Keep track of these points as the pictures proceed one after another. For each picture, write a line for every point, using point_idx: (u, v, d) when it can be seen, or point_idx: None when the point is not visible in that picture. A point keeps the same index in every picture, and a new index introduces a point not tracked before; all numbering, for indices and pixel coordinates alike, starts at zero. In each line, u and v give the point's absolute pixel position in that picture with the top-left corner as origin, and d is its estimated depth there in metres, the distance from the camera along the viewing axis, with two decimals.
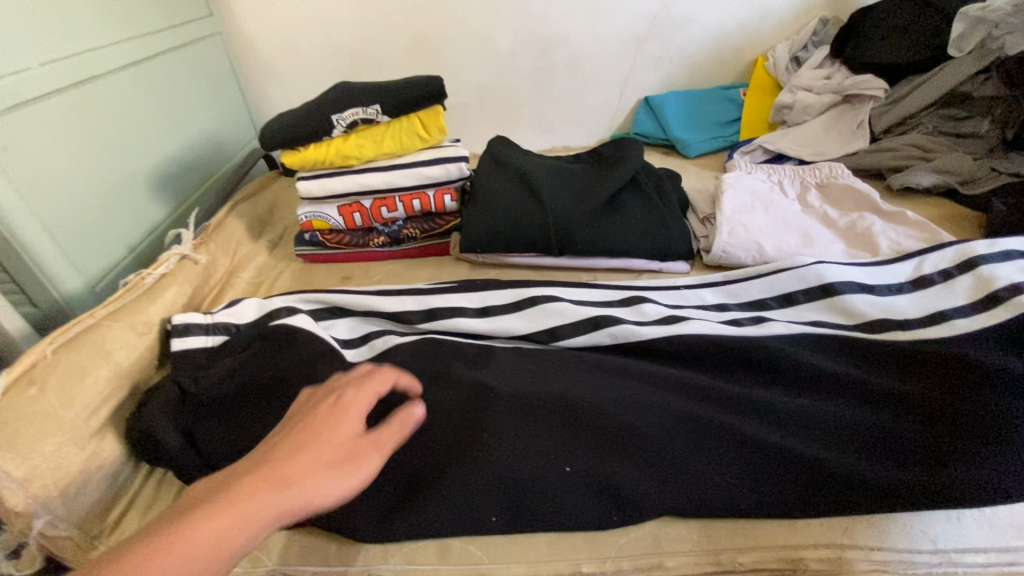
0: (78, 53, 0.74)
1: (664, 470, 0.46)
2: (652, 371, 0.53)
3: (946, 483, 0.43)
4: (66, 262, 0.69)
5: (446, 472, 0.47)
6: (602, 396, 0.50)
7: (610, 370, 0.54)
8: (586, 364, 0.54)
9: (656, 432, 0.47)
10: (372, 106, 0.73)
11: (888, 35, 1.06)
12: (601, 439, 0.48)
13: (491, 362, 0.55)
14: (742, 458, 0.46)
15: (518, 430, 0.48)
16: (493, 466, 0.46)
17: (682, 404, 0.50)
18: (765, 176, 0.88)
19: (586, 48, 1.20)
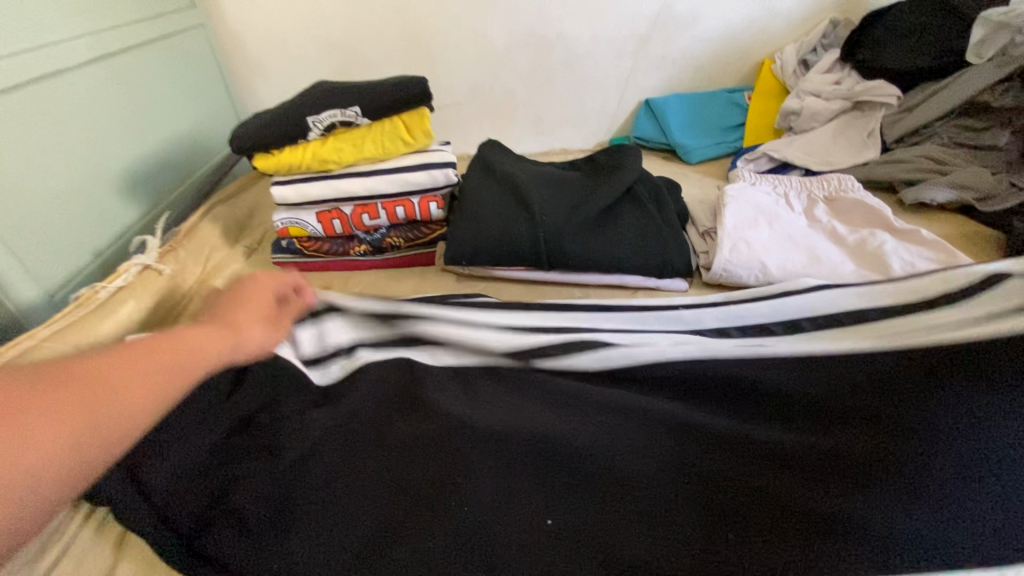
0: (42, 44, 0.70)
1: (652, 521, 0.42)
2: (640, 408, 0.49)
3: (969, 534, 0.39)
4: (21, 270, 0.65)
5: (413, 518, 0.42)
6: (582, 438, 0.47)
7: (595, 406, 0.50)
8: (570, 396, 0.51)
9: (640, 478, 0.44)
10: (351, 108, 0.69)
11: (902, 39, 1.01)
12: (582, 486, 0.44)
13: (472, 394, 0.53)
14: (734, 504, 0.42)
15: (491, 474, 0.45)
16: (464, 514, 0.42)
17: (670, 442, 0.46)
18: (770, 188, 0.83)
19: (585, 47, 1.15)
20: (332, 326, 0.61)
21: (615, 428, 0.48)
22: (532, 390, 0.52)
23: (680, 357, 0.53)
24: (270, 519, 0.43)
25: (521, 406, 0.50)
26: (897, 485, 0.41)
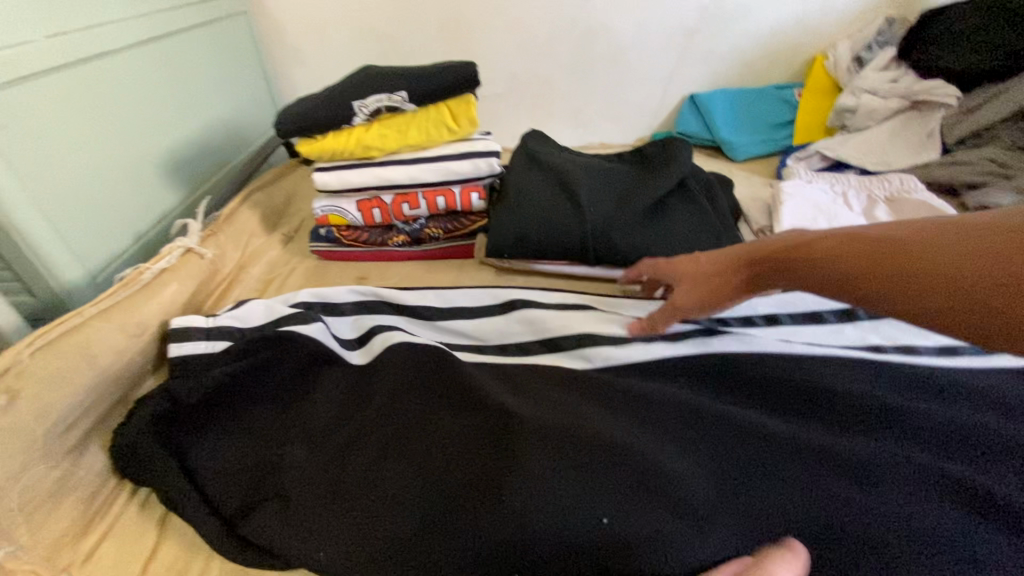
0: (92, 26, 0.70)
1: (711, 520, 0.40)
2: (679, 403, 0.48)
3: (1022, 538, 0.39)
4: (66, 249, 0.65)
5: (455, 505, 0.41)
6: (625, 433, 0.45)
7: (631, 401, 0.49)
8: (613, 393, 0.50)
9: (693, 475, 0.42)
10: (398, 93, 0.67)
11: (967, 35, 0.95)
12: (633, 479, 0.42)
13: (515, 386, 0.52)
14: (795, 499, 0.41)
15: (540, 464, 0.42)
16: (515, 502, 0.40)
17: (722, 440, 0.45)
18: (826, 186, 0.79)
19: (628, 40, 1.12)
20: (365, 316, 0.59)
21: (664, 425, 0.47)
22: (572, 388, 0.52)
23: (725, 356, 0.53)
24: (315, 500, 0.42)
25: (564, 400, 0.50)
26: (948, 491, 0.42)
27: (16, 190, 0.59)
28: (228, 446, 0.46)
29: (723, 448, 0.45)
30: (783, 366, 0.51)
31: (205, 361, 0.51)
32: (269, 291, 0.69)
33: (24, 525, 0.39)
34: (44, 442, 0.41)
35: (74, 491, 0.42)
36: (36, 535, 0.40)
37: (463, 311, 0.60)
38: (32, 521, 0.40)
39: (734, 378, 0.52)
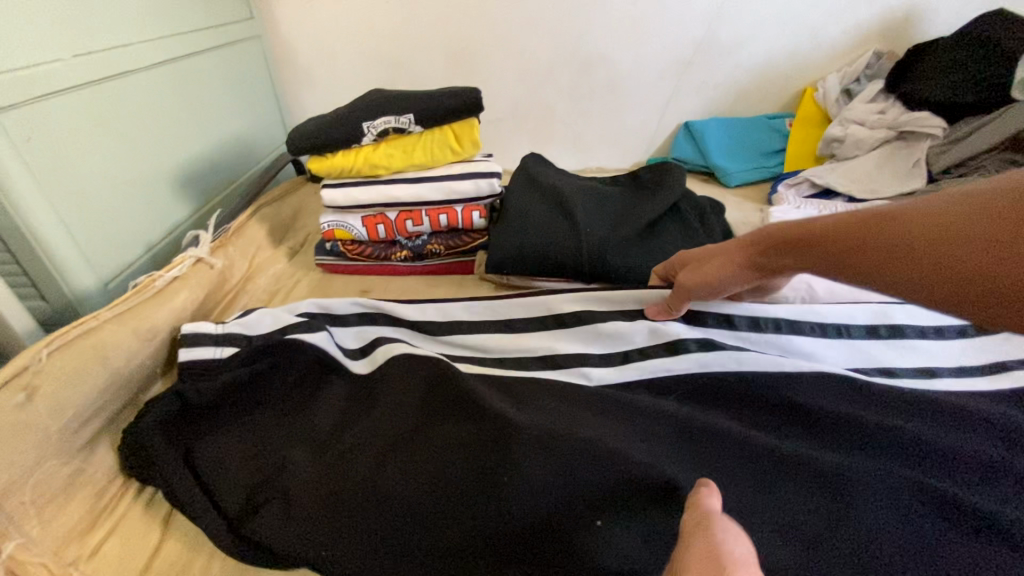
0: (115, 45, 0.73)
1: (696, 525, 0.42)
2: (667, 414, 0.51)
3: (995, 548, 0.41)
4: (81, 257, 0.67)
5: (451, 508, 0.43)
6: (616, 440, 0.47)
7: (623, 412, 0.51)
8: (619, 407, 0.52)
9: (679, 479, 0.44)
10: (405, 115, 0.71)
11: (950, 71, 1.00)
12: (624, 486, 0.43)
13: (511, 394, 0.54)
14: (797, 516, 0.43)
15: (534, 469, 0.44)
16: (508, 505, 0.42)
17: (725, 457, 0.47)
18: (815, 212, 0.82)
19: (626, 70, 1.17)
20: (369, 328, 0.61)
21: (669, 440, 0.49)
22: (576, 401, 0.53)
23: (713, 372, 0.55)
24: (315, 500, 0.44)
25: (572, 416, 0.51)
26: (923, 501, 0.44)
27: (37, 200, 0.61)
28: (233, 445, 0.48)
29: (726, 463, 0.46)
30: (769, 382, 0.53)
31: (209, 367, 0.53)
32: (274, 302, 0.71)
33: (36, 519, 0.41)
34: (57, 439, 0.43)
35: (83, 487, 0.44)
36: (46, 528, 0.41)
37: (462, 323, 0.62)
38: (44, 515, 0.41)
39: (735, 396, 0.53)
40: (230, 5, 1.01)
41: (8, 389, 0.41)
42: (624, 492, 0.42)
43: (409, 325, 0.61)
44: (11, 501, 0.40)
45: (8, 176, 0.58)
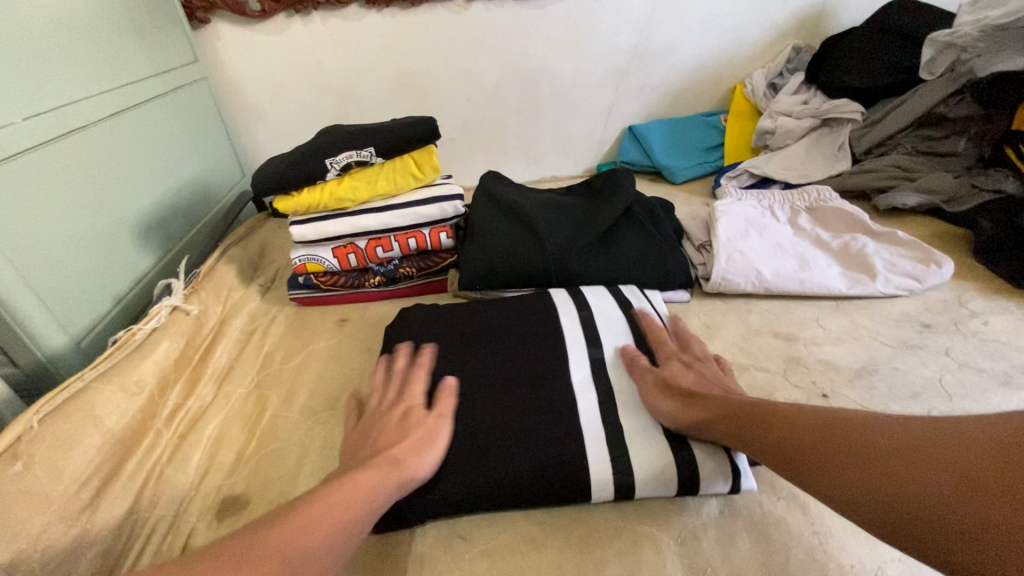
0: (60, 106, 0.72)
1: (496, 453, 0.47)
2: (497, 429, 0.49)
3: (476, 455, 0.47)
4: (49, 317, 0.65)
5: (468, 466, 0.46)
6: (495, 438, 0.48)
7: (486, 447, 0.47)
8: (484, 460, 0.46)
9: (491, 443, 0.47)
10: (366, 149, 0.73)
11: (865, 58, 1.08)
12: (504, 441, 0.48)
13: (471, 441, 0.48)
14: (472, 442, 0.48)
15: (460, 462, 0.46)
16: (457, 449, 0.47)
17: (543, 378, 0.54)
18: (755, 202, 0.88)
19: (568, 82, 1.24)
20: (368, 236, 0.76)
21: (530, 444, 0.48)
22: (565, 389, 0.53)
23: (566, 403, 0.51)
24: (463, 463, 0.46)
25: (491, 435, 0.48)
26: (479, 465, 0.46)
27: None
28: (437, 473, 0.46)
29: (540, 357, 0.57)
30: (553, 397, 0.52)
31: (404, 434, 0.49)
32: (254, 343, 0.72)
33: None
34: (63, 499, 0.43)
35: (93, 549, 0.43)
36: None
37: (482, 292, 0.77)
38: None
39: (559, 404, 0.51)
40: (173, 47, 1.02)
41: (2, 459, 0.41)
42: (471, 465, 0.46)
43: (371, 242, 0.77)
44: (22, 568, 0.39)
45: None
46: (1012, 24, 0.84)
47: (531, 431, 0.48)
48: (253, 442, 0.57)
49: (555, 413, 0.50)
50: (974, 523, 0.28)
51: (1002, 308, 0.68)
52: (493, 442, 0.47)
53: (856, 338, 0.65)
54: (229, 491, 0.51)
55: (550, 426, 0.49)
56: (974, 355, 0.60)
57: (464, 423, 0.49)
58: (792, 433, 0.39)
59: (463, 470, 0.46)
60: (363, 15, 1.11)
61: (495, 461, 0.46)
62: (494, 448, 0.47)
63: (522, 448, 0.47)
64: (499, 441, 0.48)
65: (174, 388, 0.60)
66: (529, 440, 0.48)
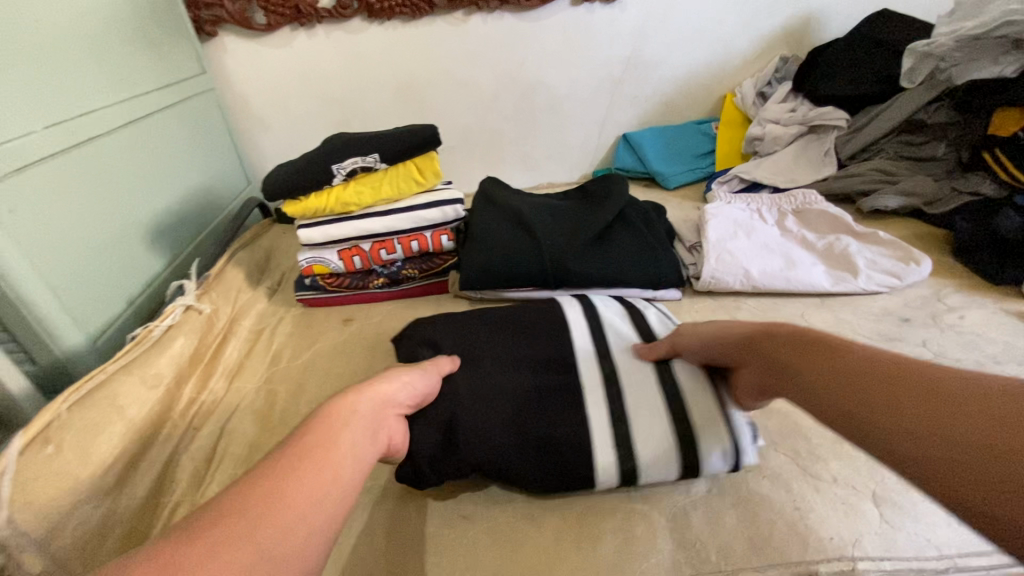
0: (77, 115, 0.75)
1: (509, 433, 0.49)
2: (512, 410, 0.51)
3: (492, 434, 0.49)
4: (68, 316, 0.68)
5: (482, 445, 0.48)
6: (510, 419, 0.50)
7: (500, 427, 0.49)
8: (498, 439, 0.49)
9: (506, 423, 0.50)
10: (371, 155, 0.76)
11: (849, 67, 1.13)
12: (519, 423, 0.50)
13: (488, 421, 0.50)
14: (485, 413, 0.50)
15: (475, 440, 0.48)
16: (474, 427, 0.49)
17: (552, 363, 0.57)
18: (744, 204, 0.92)
19: (564, 91, 1.28)
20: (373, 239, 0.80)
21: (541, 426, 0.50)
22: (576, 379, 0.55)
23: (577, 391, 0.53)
24: (479, 442, 0.48)
25: (508, 417, 0.50)
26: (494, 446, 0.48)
27: (22, 266, 0.62)
28: (453, 452, 0.48)
29: (549, 343, 0.60)
30: (565, 387, 0.54)
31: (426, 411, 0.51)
32: (263, 342, 0.75)
33: None
34: (89, 482, 0.46)
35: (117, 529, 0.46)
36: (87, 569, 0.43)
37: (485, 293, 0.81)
38: None
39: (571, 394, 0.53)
40: (182, 60, 1.05)
41: (33, 444, 0.44)
42: (486, 445, 0.48)
43: (375, 244, 0.81)
44: (54, 544, 0.41)
45: None
46: (985, 34, 0.87)
47: (543, 416, 0.51)
48: (265, 433, 0.60)
49: (562, 395, 0.53)
50: (1021, 478, 0.26)
51: (977, 303, 0.71)
52: (507, 423, 0.50)
53: (838, 332, 0.68)
54: (245, 478, 0.54)
55: (563, 413, 0.51)
56: (950, 346, 0.64)
57: (478, 396, 0.52)
58: (830, 373, 0.37)
59: (478, 450, 0.48)
60: (365, 28, 1.15)
61: (509, 442, 0.49)
62: (509, 429, 0.49)
63: (535, 432, 0.49)
64: (513, 421, 0.50)
65: (188, 382, 0.63)
66: (541, 423, 0.50)
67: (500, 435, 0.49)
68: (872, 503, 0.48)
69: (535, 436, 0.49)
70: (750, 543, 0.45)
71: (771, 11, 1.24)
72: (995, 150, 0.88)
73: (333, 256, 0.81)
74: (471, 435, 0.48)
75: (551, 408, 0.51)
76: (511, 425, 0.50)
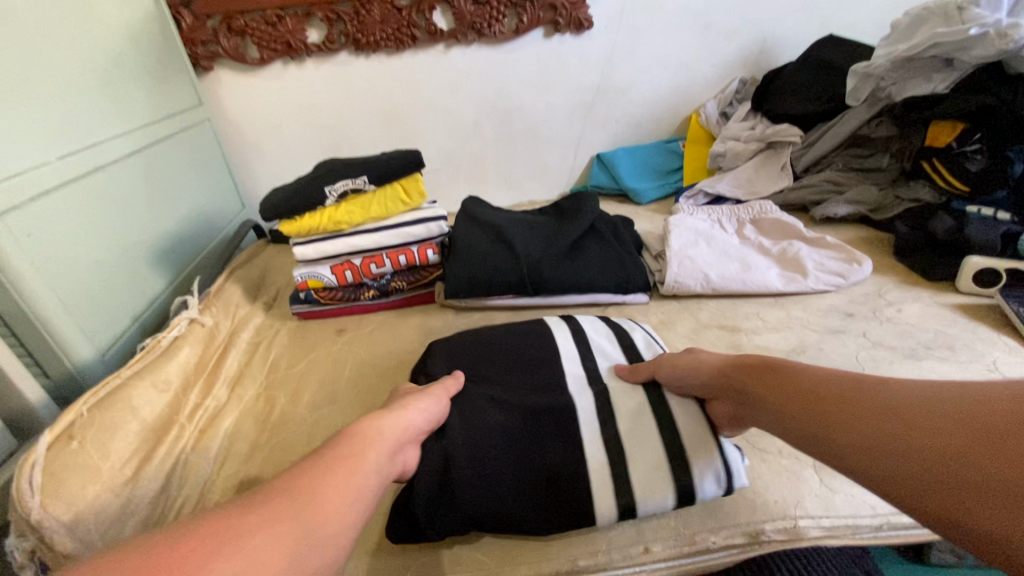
0: (85, 147, 0.81)
1: (505, 483, 0.50)
2: (507, 457, 0.51)
3: (487, 484, 0.50)
4: (79, 332, 0.73)
5: (478, 495, 0.49)
6: (504, 466, 0.51)
7: (497, 477, 0.50)
8: (494, 489, 0.49)
9: (499, 474, 0.50)
10: (360, 178, 0.83)
11: (801, 89, 1.22)
12: (515, 471, 0.50)
13: (483, 469, 0.50)
14: (482, 459, 0.51)
15: (471, 491, 0.49)
16: (468, 478, 0.50)
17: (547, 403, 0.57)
18: (706, 215, 1.00)
19: (541, 115, 1.36)
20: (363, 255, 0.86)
21: (538, 472, 0.51)
22: (568, 411, 0.56)
23: (569, 425, 0.55)
24: (475, 492, 0.49)
25: (503, 465, 0.51)
26: (489, 494, 0.49)
27: (38, 284, 0.68)
28: (451, 500, 0.49)
29: (541, 380, 0.61)
30: (559, 426, 0.54)
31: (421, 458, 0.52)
32: (261, 353, 0.81)
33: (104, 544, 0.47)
34: (109, 473, 0.50)
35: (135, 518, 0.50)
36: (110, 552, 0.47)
37: (470, 303, 0.87)
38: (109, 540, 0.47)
39: (563, 430, 0.54)
40: (179, 93, 1.12)
41: (60, 439, 0.49)
42: (482, 496, 0.49)
43: (366, 259, 0.87)
44: (80, 528, 0.46)
45: (15, 268, 0.65)
46: (919, 55, 0.98)
47: (539, 461, 0.51)
48: (266, 433, 0.65)
49: (558, 433, 0.54)
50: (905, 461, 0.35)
51: (915, 298, 0.79)
52: (503, 472, 0.50)
53: (789, 326, 0.75)
54: (247, 472, 0.59)
55: (556, 456, 0.52)
56: (887, 336, 0.71)
57: (473, 440, 0.53)
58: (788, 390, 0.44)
59: (475, 500, 0.49)
60: (351, 60, 1.23)
61: (504, 491, 0.49)
62: (505, 478, 0.50)
63: (531, 480, 0.50)
64: (508, 469, 0.51)
65: (194, 389, 0.68)
66: (536, 470, 0.51)
67: (495, 485, 0.50)
68: (812, 469, 0.54)
69: (531, 483, 0.50)
70: (702, 511, 0.51)
71: (730, 39, 1.34)
72: (933, 160, 0.98)
73: (326, 271, 0.87)
74: (466, 486, 0.49)
75: (547, 449, 0.52)
76: (508, 473, 0.50)
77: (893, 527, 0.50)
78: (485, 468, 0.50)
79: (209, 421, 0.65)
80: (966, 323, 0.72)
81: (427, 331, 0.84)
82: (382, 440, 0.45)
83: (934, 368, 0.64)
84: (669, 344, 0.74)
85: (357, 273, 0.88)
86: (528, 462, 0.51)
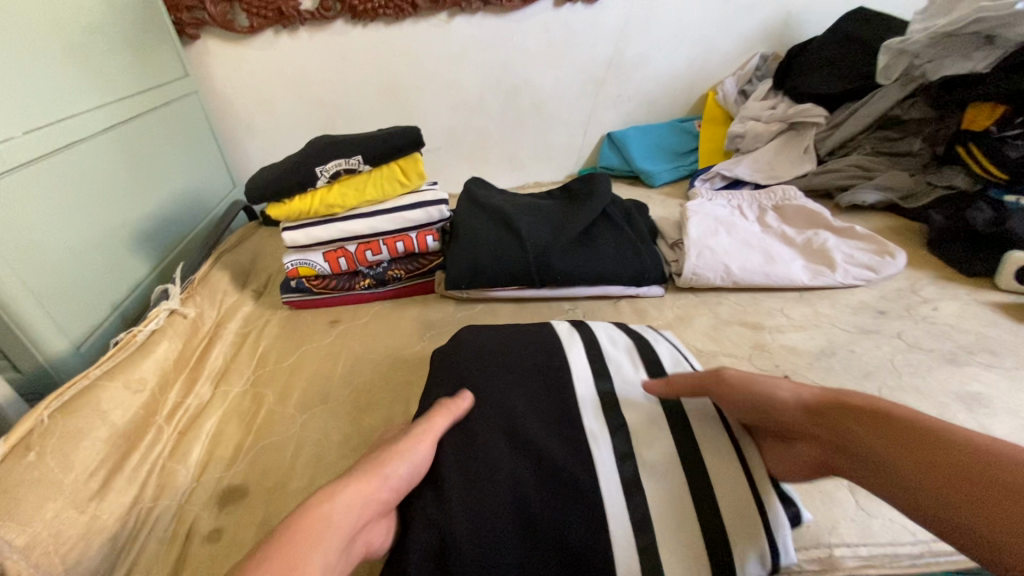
0: (56, 121, 0.75)
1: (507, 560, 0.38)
2: (512, 524, 0.39)
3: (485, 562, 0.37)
4: (51, 323, 0.68)
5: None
6: (507, 536, 0.39)
7: (497, 549, 0.38)
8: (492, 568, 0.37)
9: (501, 547, 0.38)
10: (354, 157, 0.76)
11: (827, 65, 1.14)
12: (521, 543, 0.38)
13: (480, 539, 0.38)
14: (480, 539, 0.38)
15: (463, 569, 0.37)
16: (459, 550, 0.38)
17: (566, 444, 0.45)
18: (725, 201, 0.93)
19: (548, 91, 1.29)
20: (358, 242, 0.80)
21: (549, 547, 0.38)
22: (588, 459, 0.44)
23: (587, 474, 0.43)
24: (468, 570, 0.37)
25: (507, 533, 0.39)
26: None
27: (3, 272, 0.62)
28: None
29: (548, 408, 0.49)
30: (579, 479, 0.42)
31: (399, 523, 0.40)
32: (249, 345, 0.75)
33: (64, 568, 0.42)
34: (72, 488, 0.46)
35: (101, 535, 0.46)
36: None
37: (473, 295, 0.82)
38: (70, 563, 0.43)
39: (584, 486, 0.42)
40: (163, 64, 1.05)
41: (15, 452, 0.44)
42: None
43: (361, 246, 0.81)
44: (36, 552, 0.41)
45: None
46: (958, 31, 0.88)
47: (551, 530, 0.39)
48: (251, 436, 0.60)
49: (580, 493, 0.42)
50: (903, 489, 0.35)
51: (951, 295, 0.73)
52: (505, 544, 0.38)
53: (816, 325, 0.70)
54: (229, 481, 0.54)
55: (571, 524, 0.40)
56: (924, 337, 0.65)
57: (472, 506, 0.40)
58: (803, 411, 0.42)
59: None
60: (348, 30, 1.15)
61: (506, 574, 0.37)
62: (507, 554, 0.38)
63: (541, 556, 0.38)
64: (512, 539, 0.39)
65: (174, 387, 0.63)
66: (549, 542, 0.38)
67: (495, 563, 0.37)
68: (846, 490, 0.49)
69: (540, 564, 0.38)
70: None
71: (751, 11, 1.26)
72: (968, 145, 0.91)
73: (319, 258, 0.81)
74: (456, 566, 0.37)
75: (563, 512, 0.40)
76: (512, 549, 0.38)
77: (937, 556, 0.45)
78: (483, 539, 0.38)
79: (189, 423, 0.60)
80: (1009, 324, 0.66)
81: (427, 323, 0.79)
82: (344, 523, 0.35)
83: (978, 376, 0.59)
84: (686, 342, 0.69)
85: (352, 261, 0.82)
86: (539, 531, 0.39)
